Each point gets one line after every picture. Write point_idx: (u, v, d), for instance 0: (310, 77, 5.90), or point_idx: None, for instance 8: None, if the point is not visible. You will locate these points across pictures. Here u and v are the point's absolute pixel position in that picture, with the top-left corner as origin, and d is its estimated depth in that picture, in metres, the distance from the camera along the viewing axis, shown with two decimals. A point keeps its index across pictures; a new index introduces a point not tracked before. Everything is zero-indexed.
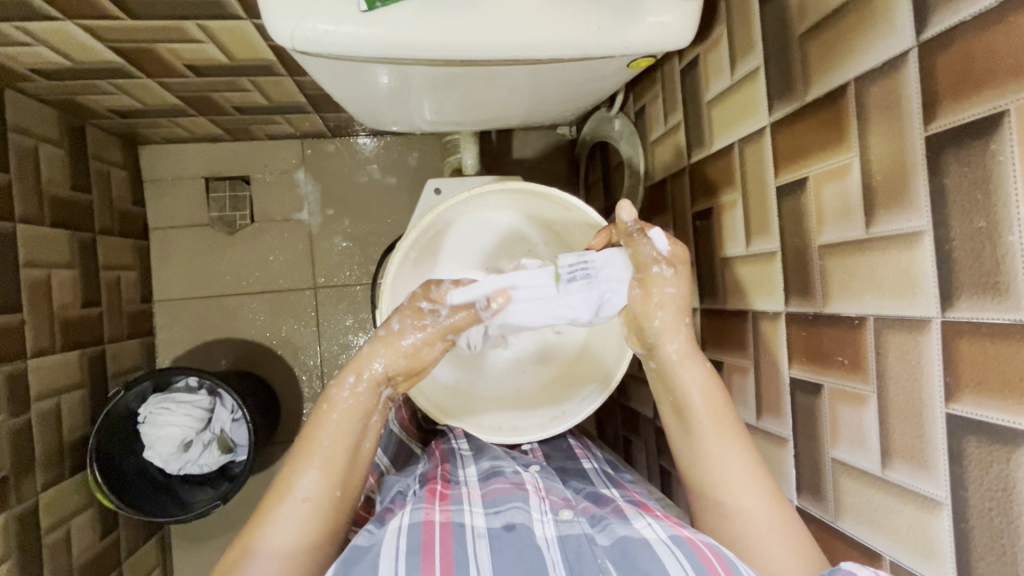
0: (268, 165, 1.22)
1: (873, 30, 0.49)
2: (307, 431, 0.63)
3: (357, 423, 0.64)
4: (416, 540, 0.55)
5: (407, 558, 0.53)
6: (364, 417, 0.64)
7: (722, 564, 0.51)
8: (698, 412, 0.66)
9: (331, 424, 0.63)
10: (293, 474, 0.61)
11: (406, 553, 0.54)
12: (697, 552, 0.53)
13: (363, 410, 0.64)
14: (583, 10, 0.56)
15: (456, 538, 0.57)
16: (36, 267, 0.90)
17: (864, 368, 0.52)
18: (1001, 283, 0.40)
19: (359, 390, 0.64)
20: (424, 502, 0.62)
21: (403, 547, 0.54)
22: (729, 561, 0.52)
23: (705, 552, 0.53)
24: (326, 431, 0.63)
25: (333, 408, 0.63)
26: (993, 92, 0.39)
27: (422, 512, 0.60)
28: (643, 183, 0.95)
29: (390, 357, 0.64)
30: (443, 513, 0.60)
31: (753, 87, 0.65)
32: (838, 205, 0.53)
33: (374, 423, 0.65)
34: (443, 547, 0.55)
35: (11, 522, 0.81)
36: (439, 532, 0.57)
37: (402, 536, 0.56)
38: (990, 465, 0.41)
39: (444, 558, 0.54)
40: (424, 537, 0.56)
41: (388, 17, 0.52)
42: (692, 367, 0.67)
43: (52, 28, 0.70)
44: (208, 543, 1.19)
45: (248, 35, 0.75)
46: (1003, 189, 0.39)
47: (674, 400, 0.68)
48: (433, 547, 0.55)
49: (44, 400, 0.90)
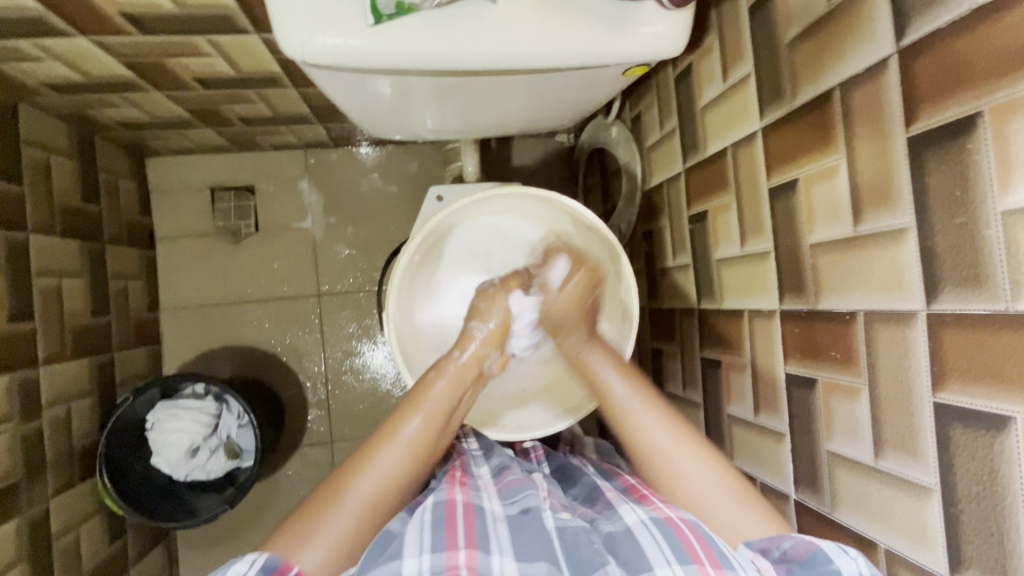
0: (272, 175, 1.24)
1: (855, 37, 0.51)
2: (420, 384, 0.66)
3: (460, 388, 0.67)
4: (439, 516, 0.57)
5: (431, 532, 0.55)
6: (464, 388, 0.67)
7: (703, 546, 0.52)
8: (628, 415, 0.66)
9: (442, 381, 0.66)
10: (401, 418, 0.63)
11: (431, 526, 0.55)
12: (679, 536, 0.53)
13: (469, 375, 0.68)
14: (578, 21, 0.58)
15: (477, 515, 0.58)
16: (46, 276, 0.92)
17: (856, 361, 0.54)
18: (982, 275, 0.42)
19: (461, 361, 0.68)
20: (445, 487, 0.63)
21: (427, 522, 0.56)
22: (705, 537, 0.53)
23: (684, 533, 0.54)
24: (438, 389, 0.66)
25: (440, 375, 0.67)
26: (969, 95, 0.41)
27: (444, 493, 0.62)
28: (640, 188, 0.97)
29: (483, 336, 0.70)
30: (464, 495, 0.62)
31: (744, 94, 0.67)
32: (827, 204, 0.56)
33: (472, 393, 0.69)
34: (466, 522, 0.57)
35: (23, 526, 0.82)
36: (461, 509, 0.59)
37: (426, 512, 0.58)
38: (977, 450, 0.43)
39: (466, 532, 0.55)
40: (447, 514, 0.57)
41: (393, 31, 0.55)
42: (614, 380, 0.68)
43: (66, 43, 0.73)
44: (215, 549, 1.20)
45: (255, 48, 0.78)
46: (980, 186, 0.41)
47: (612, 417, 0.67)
48: (456, 521, 0.56)
49: (55, 406, 0.91)
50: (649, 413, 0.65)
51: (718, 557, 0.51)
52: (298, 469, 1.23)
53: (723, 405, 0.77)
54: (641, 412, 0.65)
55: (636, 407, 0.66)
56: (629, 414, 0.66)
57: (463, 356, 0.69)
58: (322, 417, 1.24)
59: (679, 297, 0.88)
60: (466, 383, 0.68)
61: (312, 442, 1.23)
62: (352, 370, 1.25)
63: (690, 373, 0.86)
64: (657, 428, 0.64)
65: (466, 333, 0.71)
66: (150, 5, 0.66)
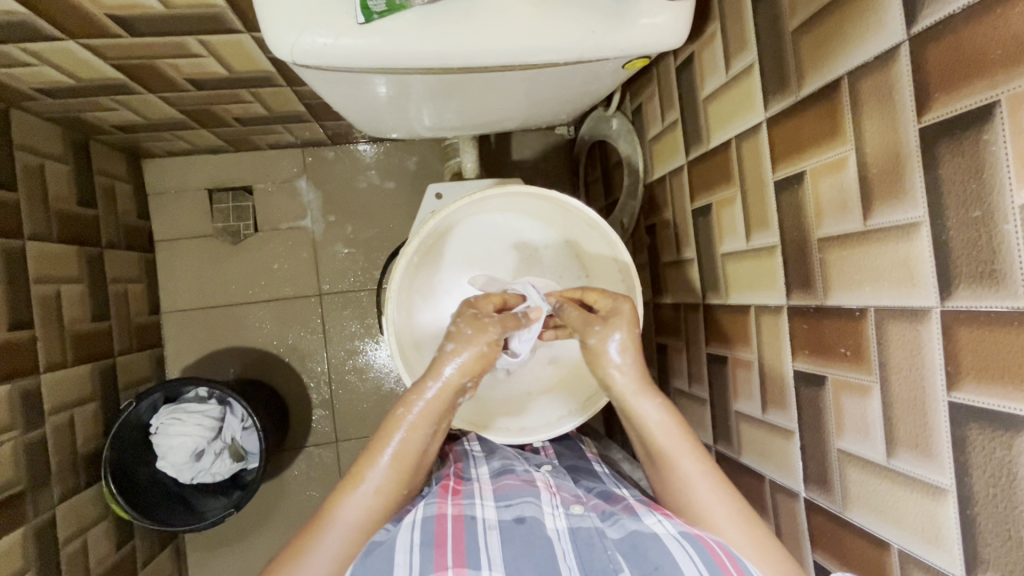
0: (269, 175, 1.23)
1: (865, 23, 0.49)
2: (382, 427, 0.64)
3: (426, 429, 0.63)
4: (429, 534, 0.57)
5: (421, 551, 0.55)
6: (436, 422, 0.64)
7: (735, 565, 0.53)
8: (659, 441, 0.65)
9: (404, 425, 0.63)
10: (371, 458, 0.62)
11: (420, 546, 0.55)
12: (711, 553, 0.53)
13: (436, 415, 0.64)
14: (576, 15, 0.56)
15: (468, 530, 0.58)
16: (45, 283, 0.91)
17: (866, 358, 0.52)
18: (998, 271, 0.40)
19: (427, 399, 0.63)
20: (437, 498, 0.63)
21: (417, 540, 0.56)
22: (738, 560, 0.53)
23: (717, 552, 0.54)
24: (400, 432, 0.63)
25: (410, 411, 0.63)
26: (986, 83, 0.39)
27: (435, 506, 0.61)
28: (643, 181, 0.96)
29: (460, 363, 0.63)
30: (455, 507, 0.62)
31: (749, 84, 0.65)
32: (835, 198, 0.54)
33: (442, 427, 0.65)
34: (456, 538, 0.57)
35: (29, 535, 0.82)
36: (451, 524, 0.58)
37: (416, 530, 0.57)
38: (993, 451, 0.42)
39: (457, 548, 0.55)
40: (438, 530, 0.57)
41: (385, 29, 0.53)
42: (645, 401, 0.66)
43: (54, 47, 0.71)
44: (224, 552, 1.20)
45: (246, 48, 0.76)
46: (996, 178, 0.40)
47: (637, 434, 0.67)
48: (446, 538, 0.56)
49: (57, 414, 0.91)
50: (677, 437, 0.65)
51: (744, 567, 0.53)
52: (304, 469, 1.22)
53: (730, 402, 0.76)
54: (678, 447, 0.64)
55: (666, 434, 0.65)
56: (661, 444, 0.65)
57: (428, 398, 0.63)
58: (326, 417, 1.23)
59: (684, 291, 0.86)
60: (435, 417, 0.64)
61: (316, 442, 1.23)
62: (356, 369, 1.24)
63: (695, 369, 0.85)
64: (691, 462, 0.63)
65: (438, 360, 0.64)
66: (137, 6, 0.65)
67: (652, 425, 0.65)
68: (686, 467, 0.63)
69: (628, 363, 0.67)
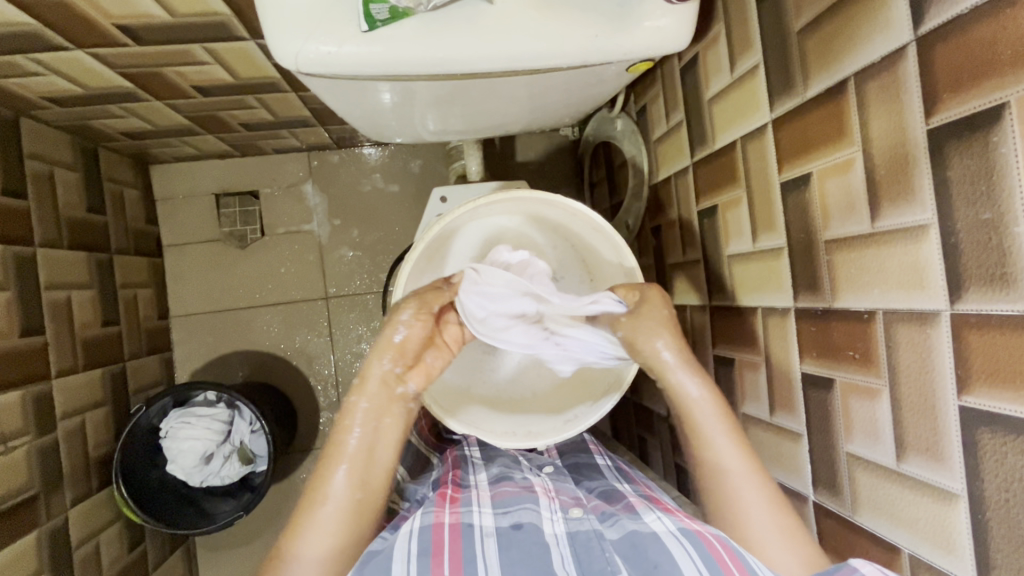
0: (275, 179, 1.23)
1: (871, 24, 0.49)
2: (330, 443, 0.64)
3: (371, 427, 0.63)
4: (427, 543, 0.57)
5: (419, 561, 0.55)
6: (379, 417, 0.63)
7: (737, 564, 0.52)
8: (698, 418, 0.66)
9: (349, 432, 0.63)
10: (324, 477, 0.62)
11: (418, 556, 0.55)
12: (710, 549, 0.53)
13: (378, 412, 0.64)
14: (579, 18, 0.56)
15: (466, 537, 0.58)
16: (56, 290, 0.92)
17: (875, 362, 0.52)
18: (1009, 275, 0.40)
19: (367, 400, 0.64)
20: (434, 506, 0.63)
21: (414, 550, 0.56)
22: (738, 553, 0.53)
23: (715, 547, 0.54)
24: (349, 440, 0.63)
25: (351, 417, 0.63)
26: (994, 85, 0.39)
27: (432, 515, 0.61)
28: (647, 182, 0.96)
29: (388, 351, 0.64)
30: (452, 515, 0.61)
31: (754, 85, 0.65)
32: (842, 200, 0.54)
33: (391, 423, 0.64)
34: (453, 546, 0.57)
35: (43, 538, 0.83)
36: (448, 533, 0.58)
37: (412, 539, 0.57)
38: (1005, 456, 0.41)
39: (453, 557, 0.55)
40: (435, 540, 0.57)
41: (389, 36, 0.53)
42: (690, 381, 0.67)
43: (63, 57, 0.72)
44: (234, 553, 1.21)
45: (252, 55, 0.77)
46: (1005, 181, 0.39)
47: (679, 415, 0.67)
48: (444, 547, 0.56)
49: (69, 418, 0.92)
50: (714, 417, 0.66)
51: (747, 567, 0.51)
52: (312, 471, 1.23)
53: (738, 404, 0.75)
54: (714, 425, 0.65)
55: (705, 415, 0.66)
56: (702, 424, 0.65)
57: (368, 394, 0.64)
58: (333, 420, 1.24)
59: (691, 293, 0.86)
60: (382, 410, 0.64)
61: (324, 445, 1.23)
62: None
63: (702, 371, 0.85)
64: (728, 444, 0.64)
65: (366, 363, 0.65)
66: (143, 15, 0.65)
67: (693, 402, 0.66)
68: (722, 444, 0.64)
69: (669, 343, 0.67)
